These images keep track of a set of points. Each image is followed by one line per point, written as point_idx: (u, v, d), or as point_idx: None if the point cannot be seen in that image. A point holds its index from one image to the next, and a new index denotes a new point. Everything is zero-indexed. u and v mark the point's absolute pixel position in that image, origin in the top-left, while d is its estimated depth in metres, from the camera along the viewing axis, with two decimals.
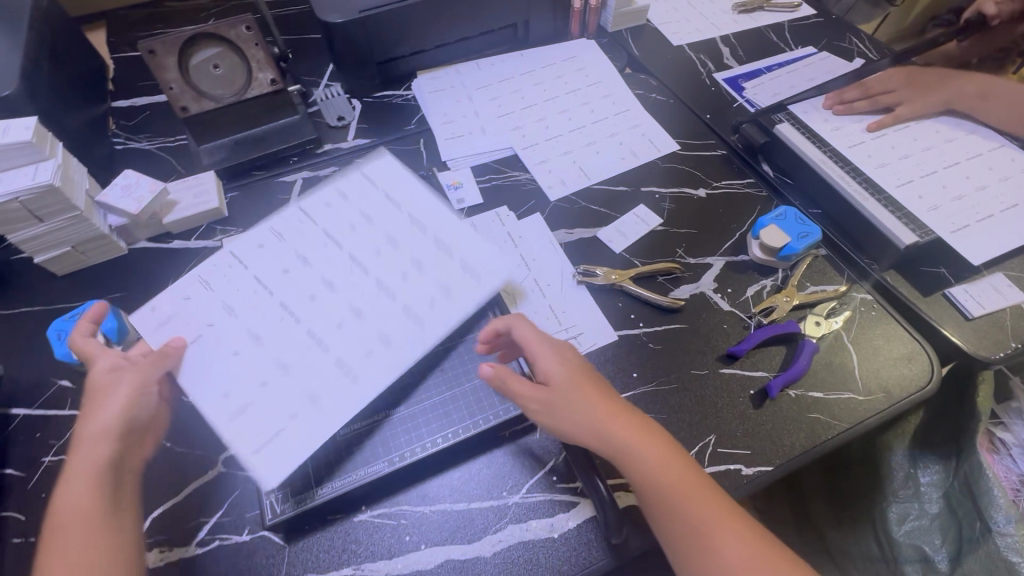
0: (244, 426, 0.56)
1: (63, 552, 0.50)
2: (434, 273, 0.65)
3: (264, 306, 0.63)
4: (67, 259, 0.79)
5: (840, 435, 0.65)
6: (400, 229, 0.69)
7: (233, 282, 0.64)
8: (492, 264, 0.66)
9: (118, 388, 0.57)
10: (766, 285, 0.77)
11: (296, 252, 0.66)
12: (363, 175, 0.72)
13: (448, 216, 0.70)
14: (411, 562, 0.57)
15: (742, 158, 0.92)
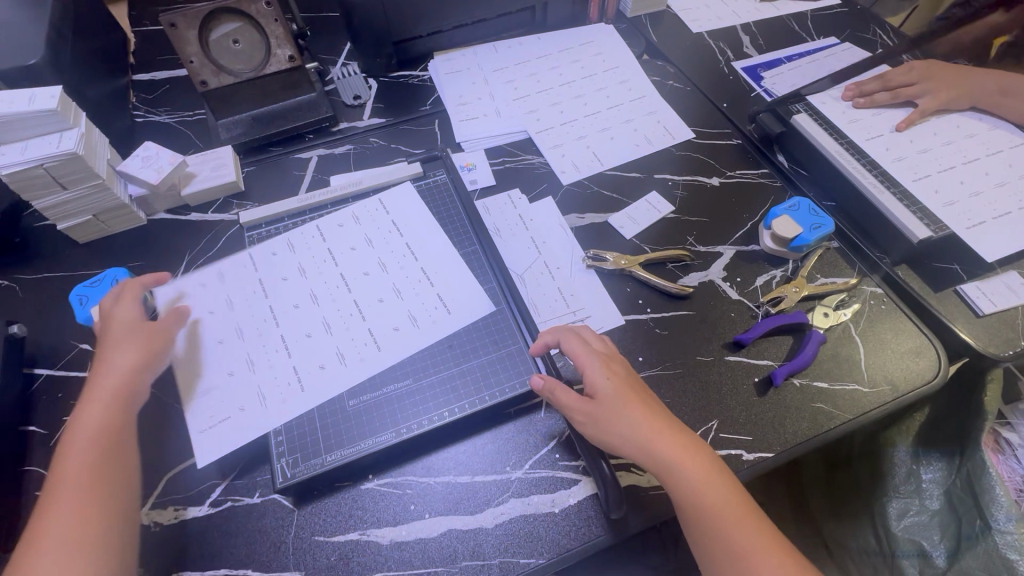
0: (201, 408, 0.65)
1: (70, 475, 0.54)
2: (405, 302, 0.73)
3: (257, 305, 0.72)
4: (89, 227, 0.81)
5: (842, 425, 0.65)
6: (391, 255, 0.77)
7: (239, 277, 0.75)
8: (466, 299, 0.73)
9: (141, 337, 0.64)
10: (776, 275, 0.77)
11: (297, 265, 0.76)
12: (380, 201, 0.83)
13: (442, 246, 0.78)
14: (415, 529, 0.59)
15: (757, 147, 0.92)
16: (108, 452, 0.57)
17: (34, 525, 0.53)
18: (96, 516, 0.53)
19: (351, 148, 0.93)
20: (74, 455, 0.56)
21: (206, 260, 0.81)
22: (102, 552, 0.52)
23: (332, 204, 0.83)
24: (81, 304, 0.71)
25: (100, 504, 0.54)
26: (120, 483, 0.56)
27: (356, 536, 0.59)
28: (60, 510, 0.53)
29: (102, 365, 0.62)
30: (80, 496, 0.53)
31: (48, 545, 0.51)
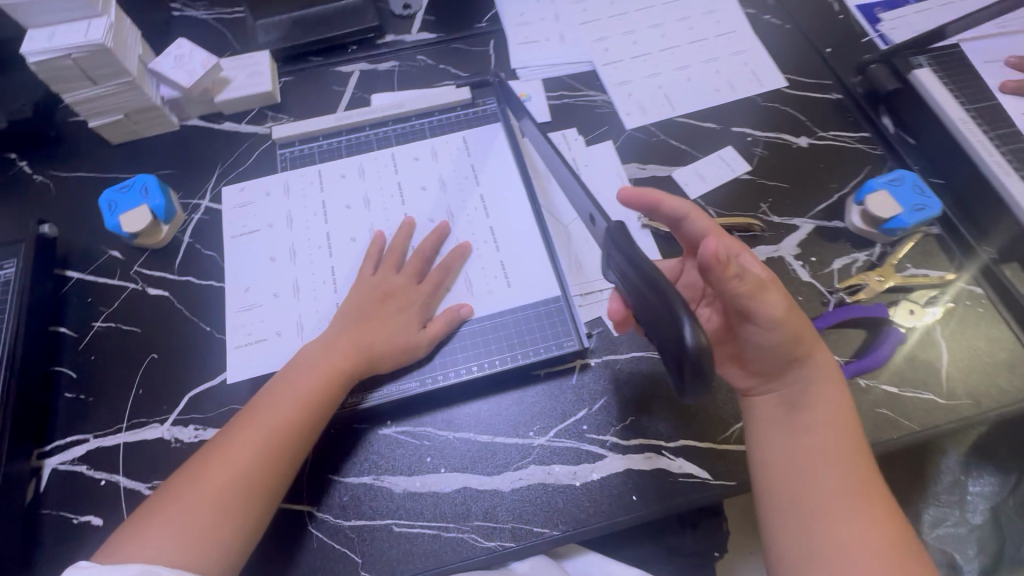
0: (244, 320, 0.66)
1: (275, 415, 0.55)
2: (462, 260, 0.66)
3: (314, 230, 0.70)
4: (121, 127, 0.77)
5: (908, 437, 0.59)
6: (462, 202, 0.71)
7: (306, 194, 0.73)
8: (532, 272, 0.65)
9: (397, 329, 0.61)
10: (858, 259, 0.68)
11: (363, 196, 0.72)
12: (463, 140, 0.75)
13: (510, 197, 0.70)
14: (429, 481, 0.57)
15: (862, 104, 0.78)
16: (304, 435, 0.55)
17: (217, 440, 0.54)
18: (252, 485, 0.52)
19: (395, 65, 0.85)
20: (283, 408, 0.55)
21: (237, 175, 0.77)
22: (236, 523, 0.50)
23: (368, 126, 0.77)
24: (110, 210, 0.69)
25: (262, 477, 0.52)
26: (287, 468, 0.54)
27: (370, 479, 0.58)
28: (244, 446, 0.53)
29: (359, 330, 0.60)
30: (257, 457, 0.53)
31: (211, 472, 0.52)
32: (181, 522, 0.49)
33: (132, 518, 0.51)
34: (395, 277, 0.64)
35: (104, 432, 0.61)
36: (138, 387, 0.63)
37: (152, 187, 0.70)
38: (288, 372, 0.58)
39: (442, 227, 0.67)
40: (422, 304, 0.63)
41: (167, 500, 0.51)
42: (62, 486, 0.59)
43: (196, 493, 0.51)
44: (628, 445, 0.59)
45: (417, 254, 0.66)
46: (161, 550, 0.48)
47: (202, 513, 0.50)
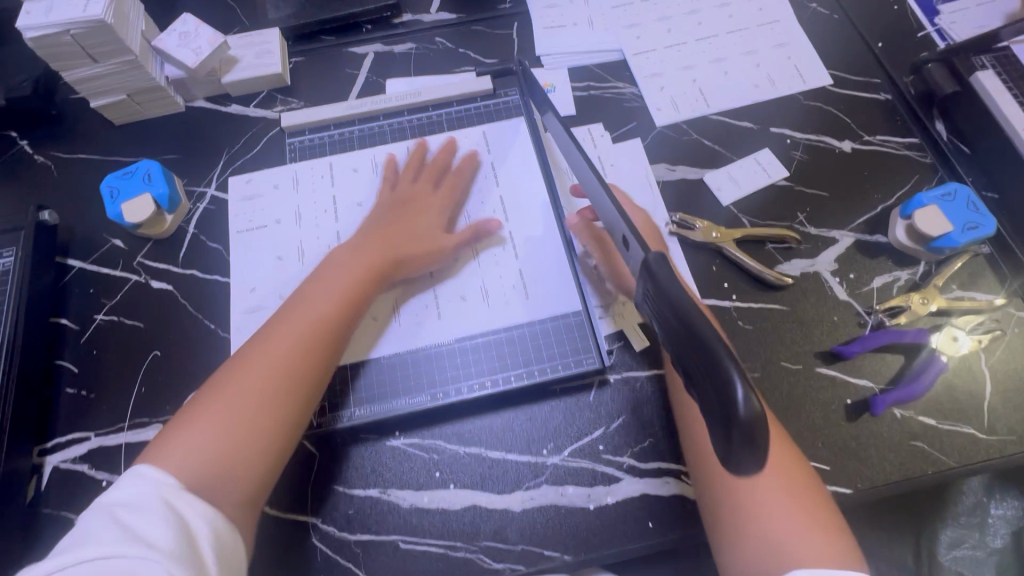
0: (251, 322, 0.63)
1: (311, 310, 0.55)
2: (478, 268, 0.63)
3: (324, 228, 0.67)
4: (124, 108, 0.73)
5: (945, 473, 0.55)
6: (479, 202, 0.67)
7: (317, 188, 0.69)
8: (549, 286, 0.62)
9: (423, 231, 0.62)
10: (900, 278, 0.64)
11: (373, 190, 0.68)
12: (482, 133, 0.71)
13: (529, 202, 0.66)
14: (437, 498, 0.55)
15: (913, 107, 0.73)
16: (336, 334, 0.54)
17: (248, 346, 0.53)
18: (288, 385, 0.51)
19: (412, 47, 0.79)
20: (316, 307, 0.55)
21: (243, 162, 0.73)
22: (272, 424, 0.49)
23: (382, 116, 0.72)
24: (112, 198, 0.66)
25: (296, 377, 0.51)
26: (325, 364, 0.53)
27: (376, 492, 0.56)
28: (280, 344, 0.52)
29: (385, 235, 0.61)
30: (290, 357, 0.52)
31: (250, 374, 0.50)
32: (215, 425, 0.48)
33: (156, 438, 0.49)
34: (412, 187, 0.66)
35: (105, 430, 0.59)
36: (140, 384, 0.61)
37: (155, 174, 0.67)
38: (313, 280, 0.58)
39: (472, 156, 0.68)
40: (444, 207, 0.65)
41: (195, 412, 0.49)
42: (62, 484, 0.57)
43: (228, 396, 0.49)
44: (646, 468, 0.56)
45: (433, 167, 0.67)
46: (191, 458, 0.46)
47: (237, 415, 0.48)
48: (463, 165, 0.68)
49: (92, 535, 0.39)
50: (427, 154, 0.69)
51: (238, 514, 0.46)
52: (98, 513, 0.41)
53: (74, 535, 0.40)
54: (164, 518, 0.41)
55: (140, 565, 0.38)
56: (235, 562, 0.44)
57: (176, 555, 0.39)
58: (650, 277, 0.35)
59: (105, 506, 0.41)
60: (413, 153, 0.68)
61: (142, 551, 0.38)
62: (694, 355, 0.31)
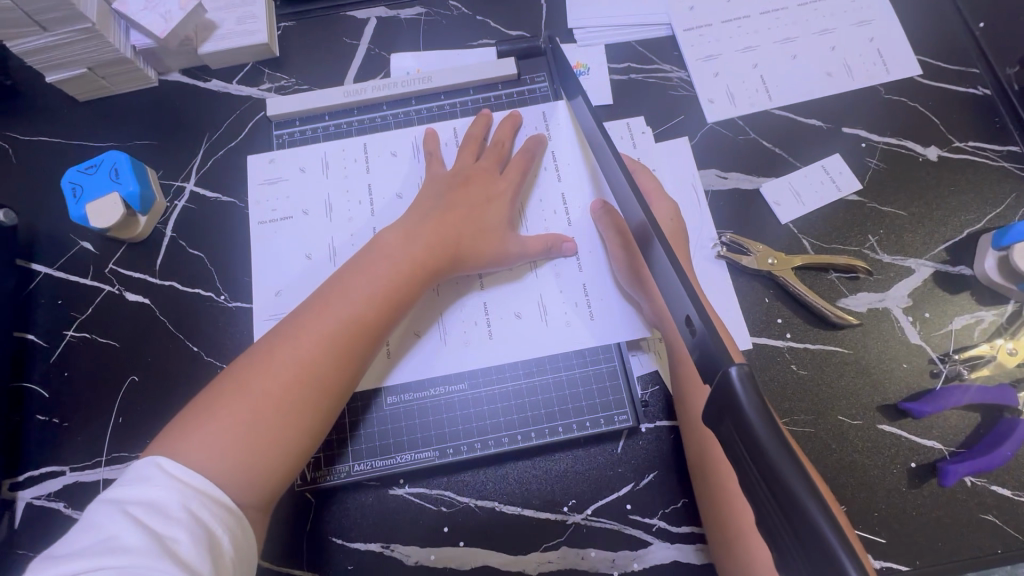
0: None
1: (349, 302, 0.47)
2: (537, 280, 0.54)
3: (358, 224, 0.58)
4: (87, 84, 0.63)
5: (1016, 552, 0.49)
6: (538, 201, 0.57)
7: (348, 173, 0.59)
8: (597, 312, 0.53)
9: (488, 226, 0.53)
10: (984, 319, 0.55)
11: (412, 181, 0.59)
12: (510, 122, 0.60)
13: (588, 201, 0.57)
14: (446, 555, 0.50)
15: (1016, 108, 0.61)
16: (378, 329, 0.47)
17: (277, 334, 0.46)
18: (322, 385, 0.44)
19: (422, 13, 0.67)
20: (355, 300, 0.47)
21: (226, 152, 0.63)
22: (298, 429, 0.43)
23: (387, 104, 0.62)
24: (76, 196, 0.57)
25: (332, 377, 0.45)
26: (358, 368, 0.47)
27: (379, 547, 0.50)
28: (311, 340, 0.45)
29: (439, 218, 0.52)
30: (327, 352, 0.45)
31: (275, 371, 0.44)
32: (235, 425, 0.42)
33: (175, 419, 0.43)
34: (475, 164, 0.56)
35: (81, 465, 0.54)
36: (118, 413, 0.55)
37: (123, 169, 0.58)
38: (355, 261, 0.50)
39: (539, 136, 0.58)
40: (513, 196, 0.55)
41: (217, 399, 0.43)
42: (36, 524, 0.52)
43: (255, 389, 0.43)
44: (678, 532, 0.50)
45: (500, 143, 0.57)
46: (211, 457, 0.40)
47: (257, 420, 0.42)
48: (529, 145, 0.57)
49: (109, 538, 0.35)
50: (491, 127, 0.59)
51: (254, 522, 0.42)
52: (114, 509, 0.36)
53: (89, 531, 0.36)
54: (188, 527, 0.36)
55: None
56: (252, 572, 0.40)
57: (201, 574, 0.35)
58: (726, 408, 0.28)
59: (120, 503, 0.37)
60: (474, 124, 0.59)
61: (167, 565, 0.34)
62: (788, 528, 0.26)
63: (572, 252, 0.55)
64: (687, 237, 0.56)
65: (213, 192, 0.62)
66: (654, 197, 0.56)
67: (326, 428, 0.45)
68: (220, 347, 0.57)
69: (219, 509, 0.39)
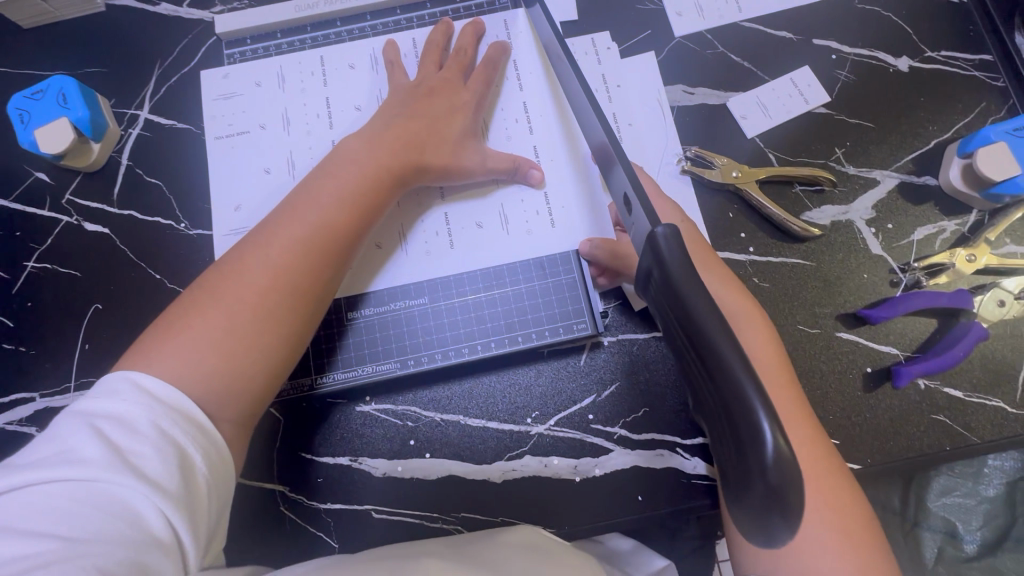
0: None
1: (318, 211, 0.45)
2: (499, 193, 0.54)
3: (317, 138, 0.57)
4: (29, 8, 0.60)
5: (964, 449, 0.51)
6: (501, 111, 0.56)
7: (305, 87, 0.58)
8: (559, 225, 0.53)
9: (448, 139, 0.52)
10: (946, 230, 0.55)
11: (373, 92, 0.57)
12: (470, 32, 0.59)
13: (552, 109, 0.56)
14: (412, 466, 0.51)
15: (990, 14, 0.60)
16: (348, 239, 0.46)
17: (244, 246, 0.44)
18: (296, 292, 0.43)
19: None
20: (324, 209, 0.45)
21: (179, 78, 0.61)
22: (274, 337, 0.42)
23: (341, 21, 0.59)
24: (25, 123, 0.56)
25: (305, 284, 0.44)
26: (331, 280, 0.46)
27: (347, 461, 0.51)
28: (281, 249, 0.44)
29: (400, 128, 0.51)
30: (297, 260, 0.44)
31: (246, 280, 0.42)
32: (206, 335, 0.40)
33: (142, 337, 0.41)
34: (438, 74, 0.54)
35: (50, 391, 0.54)
36: (83, 340, 0.55)
37: (71, 93, 0.56)
38: (318, 171, 0.48)
39: (502, 43, 0.56)
40: (475, 108, 0.54)
41: (188, 310, 0.41)
42: (10, 448, 0.53)
43: (227, 298, 0.41)
44: (638, 440, 0.51)
45: (461, 51, 0.56)
46: (184, 366, 0.38)
47: (230, 329, 0.41)
48: (492, 53, 0.56)
49: (71, 451, 0.33)
50: (452, 36, 0.57)
51: (230, 437, 0.40)
52: (80, 422, 0.35)
53: (53, 442, 0.35)
54: (154, 443, 0.35)
55: (131, 496, 0.33)
56: (231, 486, 0.39)
57: (168, 490, 0.34)
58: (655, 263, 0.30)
59: (88, 416, 0.35)
60: (434, 32, 0.57)
61: (131, 481, 0.33)
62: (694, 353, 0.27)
63: (538, 182, 0.54)
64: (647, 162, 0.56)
65: (168, 119, 0.60)
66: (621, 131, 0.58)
67: (302, 342, 0.44)
68: (183, 274, 0.56)
69: (190, 426, 0.37)
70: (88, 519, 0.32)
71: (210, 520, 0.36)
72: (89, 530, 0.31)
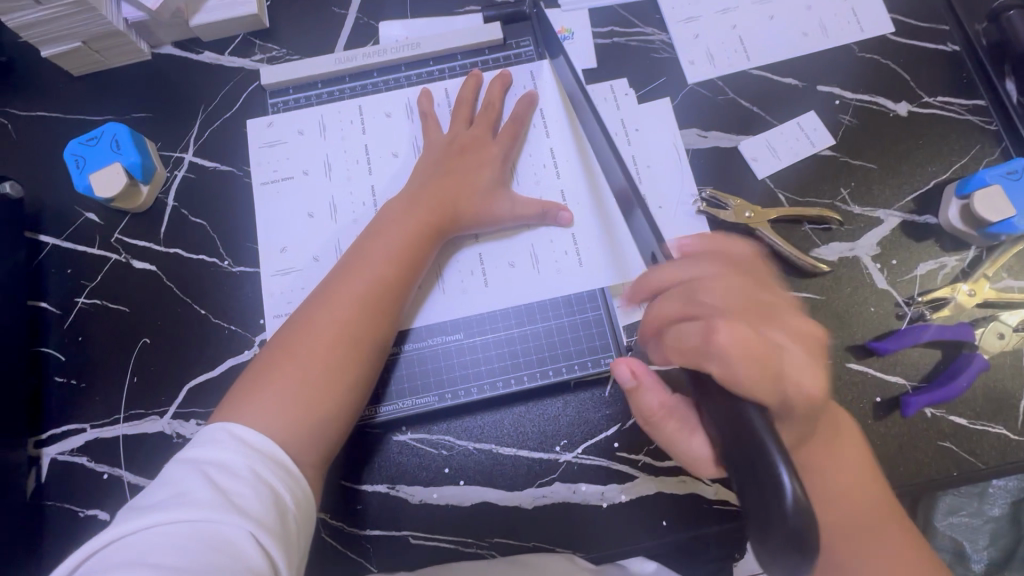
0: (284, 285, 0.59)
1: (376, 267, 0.49)
2: (528, 233, 0.57)
3: (357, 182, 0.60)
4: (82, 58, 0.64)
5: (970, 473, 0.54)
6: (528, 155, 0.60)
7: (344, 133, 0.61)
8: (585, 264, 0.57)
9: (481, 185, 0.55)
10: (946, 265, 0.59)
11: (408, 138, 0.61)
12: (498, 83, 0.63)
13: (578, 155, 0.59)
14: (447, 493, 0.54)
15: (982, 63, 0.64)
16: (400, 291, 0.50)
17: (311, 303, 0.49)
18: (360, 343, 0.47)
19: None
20: (379, 265, 0.50)
21: (222, 123, 0.64)
22: (344, 386, 0.46)
23: (377, 71, 0.63)
24: (79, 167, 0.59)
25: (365, 336, 0.48)
26: (390, 329, 0.50)
27: (385, 488, 0.54)
28: (345, 306, 0.48)
29: (444, 182, 0.55)
30: (360, 314, 0.48)
31: (317, 336, 0.47)
32: (288, 390, 0.45)
33: (231, 391, 0.46)
34: (469, 129, 0.58)
35: (100, 422, 0.57)
36: (132, 373, 0.58)
37: (124, 140, 0.60)
38: (370, 228, 0.52)
39: (528, 94, 0.60)
40: (504, 160, 0.58)
41: (267, 367, 0.46)
42: (62, 477, 0.56)
43: (302, 354, 0.46)
44: (661, 466, 0.54)
45: (490, 106, 0.59)
46: (273, 419, 0.43)
47: (306, 382, 0.45)
48: (520, 107, 0.59)
49: (184, 493, 0.38)
50: (481, 87, 0.61)
51: (309, 480, 0.45)
52: (191, 468, 0.39)
53: (167, 486, 0.39)
54: (255, 487, 0.39)
55: (234, 531, 0.37)
56: (311, 525, 0.43)
57: (268, 525, 0.38)
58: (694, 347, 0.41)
59: (192, 461, 0.40)
60: (465, 86, 0.60)
61: (238, 520, 0.37)
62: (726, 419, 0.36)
63: (567, 222, 0.57)
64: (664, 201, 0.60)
65: (212, 161, 0.64)
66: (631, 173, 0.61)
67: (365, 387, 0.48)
68: (227, 309, 0.60)
69: (280, 470, 0.41)
70: (201, 553, 0.35)
71: (298, 555, 0.40)
72: (202, 563, 0.35)
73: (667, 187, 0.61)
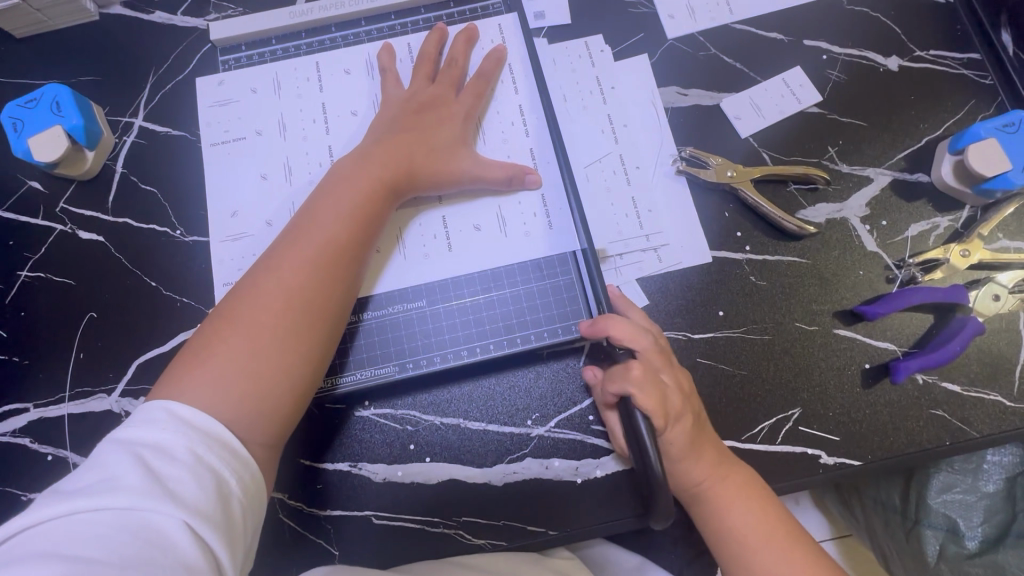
0: (238, 255, 0.55)
1: (326, 230, 0.46)
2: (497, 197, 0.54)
3: (314, 144, 0.57)
4: (23, 18, 0.60)
5: (964, 443, 0.51)
6: (496, 113, 0.56)
7: (300, 93, 0.58)
8: (554, 227, 0.53)
9: (442, 145, 0.52)
10: (940, 225, 0.56)
11: (368, 97, 0.57)
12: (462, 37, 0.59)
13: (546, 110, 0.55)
14: (412, 471, 0.51)
15: (976, 13, 0.61)
16: (354, 253, 0.47)
17: (258, 270, 0.45)
18: (312, 309, 0.44)
19: None
20: (330, 227, 0.46)
21: (174, 86, 0.61)
22: (296, 356, 0.43)
23: (335, 27, 0.60)
24: (16, 130, 0.55)
25: (319, 301, 0.44)
26: (345, 294, 0.46)
27: (346, 466, 0.51)
28: (293, 271, 0.44)
29: (401, 140, 0.51)
30: (310, 279, 0.44)
31: (262, 303, 0.43)
32: (232, 361, 0.41)
33: (172, 364, 0.42)
34: (429, 87, 0.55)
35: (44, 401, 0.54)
36: (78, 349, 0.55)
37: (65, 101, 0.56)
38: (318, 191, 0.49)
39: (495, 49, 0.57)
40: (466, 118, 0.54)
41: (209, 338, 0.42)
42: (3, 460, 0.53)
43: (248, 322, 0.42)
44: None
45: (453, 63, 0.56)
46: (215, 395, 0.40)
47: (251, 352, 0.42)
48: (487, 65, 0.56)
49: (112, 478, 0.34)
50: (445, 44, 0.57)
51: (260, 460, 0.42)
52: (121, 450, 0.35)
53: (94, 469, 0.35)
54: (193, 471, 0.35)
55: (166, 522, 0.33)
56: (261, 512, 0.39)
57: (205, 514, 0.34)
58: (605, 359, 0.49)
59: (124, 442, 0.36)
60: (428, 42, 0.56)
61: (171, 509, 0.33)
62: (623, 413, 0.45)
63: (535, 184, 0.53)
64: (642, 162, 0.57)
65: (163, 126, 0.60)
66: (605, 134, 0.58)
67: (319, 356, 0.44)
68: (178, 281, 0.56)
69: (224, 451, 0.38)
70: (124, 545, 0.32)
71: (243, 545, 0.37)
72: (125, 556, 0.31)
73: (644, 148, 0.57)
